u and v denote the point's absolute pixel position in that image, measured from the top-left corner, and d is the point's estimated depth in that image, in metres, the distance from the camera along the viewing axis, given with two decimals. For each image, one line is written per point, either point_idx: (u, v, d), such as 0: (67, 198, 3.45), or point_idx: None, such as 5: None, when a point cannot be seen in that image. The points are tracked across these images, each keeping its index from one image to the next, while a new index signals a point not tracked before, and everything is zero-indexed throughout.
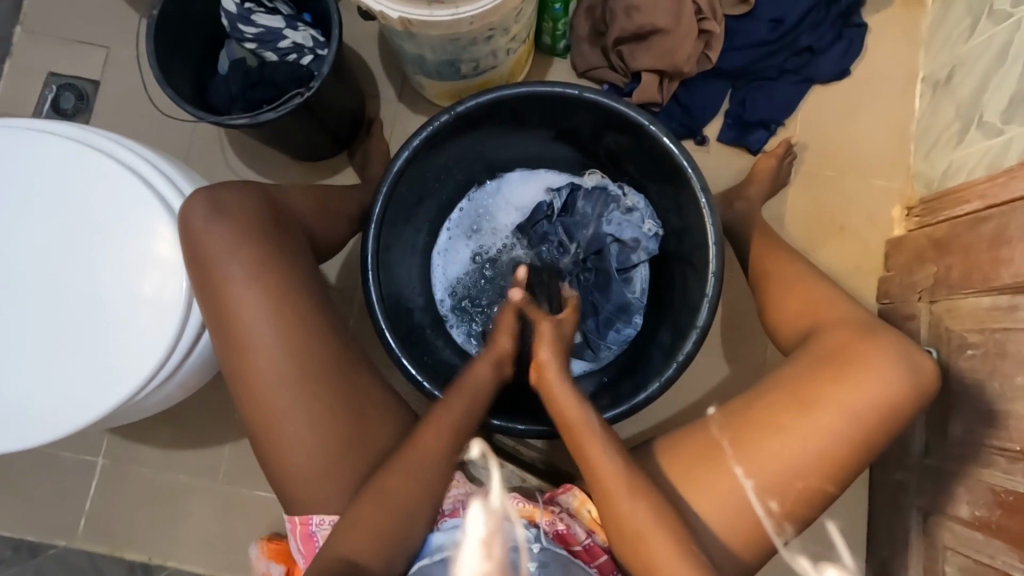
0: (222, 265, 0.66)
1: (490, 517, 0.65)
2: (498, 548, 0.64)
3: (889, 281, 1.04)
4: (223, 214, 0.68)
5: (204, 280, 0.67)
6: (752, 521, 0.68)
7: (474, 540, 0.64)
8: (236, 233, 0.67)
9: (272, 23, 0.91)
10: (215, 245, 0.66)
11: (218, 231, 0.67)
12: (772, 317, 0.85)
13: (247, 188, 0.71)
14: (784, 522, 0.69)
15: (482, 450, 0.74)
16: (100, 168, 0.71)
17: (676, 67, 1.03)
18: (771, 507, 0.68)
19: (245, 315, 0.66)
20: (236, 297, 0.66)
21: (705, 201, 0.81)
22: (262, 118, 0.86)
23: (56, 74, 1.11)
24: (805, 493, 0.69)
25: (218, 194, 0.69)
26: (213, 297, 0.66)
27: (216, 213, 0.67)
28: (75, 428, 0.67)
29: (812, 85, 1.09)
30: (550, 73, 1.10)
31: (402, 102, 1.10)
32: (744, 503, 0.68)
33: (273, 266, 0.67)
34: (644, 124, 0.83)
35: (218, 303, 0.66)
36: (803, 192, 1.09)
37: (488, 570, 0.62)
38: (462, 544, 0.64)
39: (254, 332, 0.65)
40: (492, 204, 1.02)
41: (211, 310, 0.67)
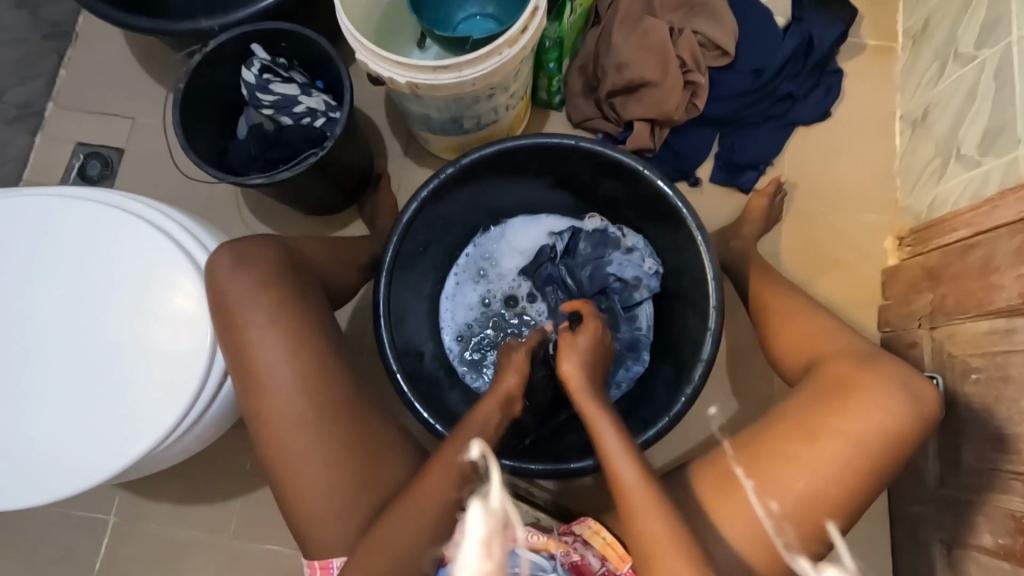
0: (242, 313, 0.69)
1: (489, 517, 0.47)
2: (500, 547, 0.47)
3: (888, 310, 1.06)
4: (246, 263, 0.71)
5: (225, 328, 0.69)
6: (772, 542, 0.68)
7: (472, 541, 0.47)
8: (256, 281, 0.70)
9: (288, 91, 0.98)
10: (236, 294, 0.69)
11: (240, 280, 0.70)
12: (775, 347, 0.87)
13: (266, 240, 0.75)
14: (802, 540, 0.69)
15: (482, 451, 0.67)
16: (129, 229, 0.75)
17: (666, 115, 1.09)
18: (771, 508, 0.69)
19: (265, 361, 0.68)
20: (255, 346, 0.68)
21: (701, 239, 0.84)
22: (279, 177, 0.92)
23: (84, 144, 1.19)
24: (826, 514, 0.69)
25: (242, 245, 0.72)
26: (235, 345, 0.69)
27: (239, 263, 0.71)
28: (96, 481, 0.68)
29: (796, 127, 1.15)
30: (548, 125, 1.18)
31: (408, 157, 1.17)
32: (760, 519, 0.69)
33: (292, 311, 0.70)
34: (638, 169, 0.88)
35: (239, 351, 0.68)
36: (796, 227, 1.13)
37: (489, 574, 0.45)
38: (458, 547, 0.47)
39: (275, 377, 0.67)
40: (497, 249, 1.07)
41: (230, 356, 0.69)
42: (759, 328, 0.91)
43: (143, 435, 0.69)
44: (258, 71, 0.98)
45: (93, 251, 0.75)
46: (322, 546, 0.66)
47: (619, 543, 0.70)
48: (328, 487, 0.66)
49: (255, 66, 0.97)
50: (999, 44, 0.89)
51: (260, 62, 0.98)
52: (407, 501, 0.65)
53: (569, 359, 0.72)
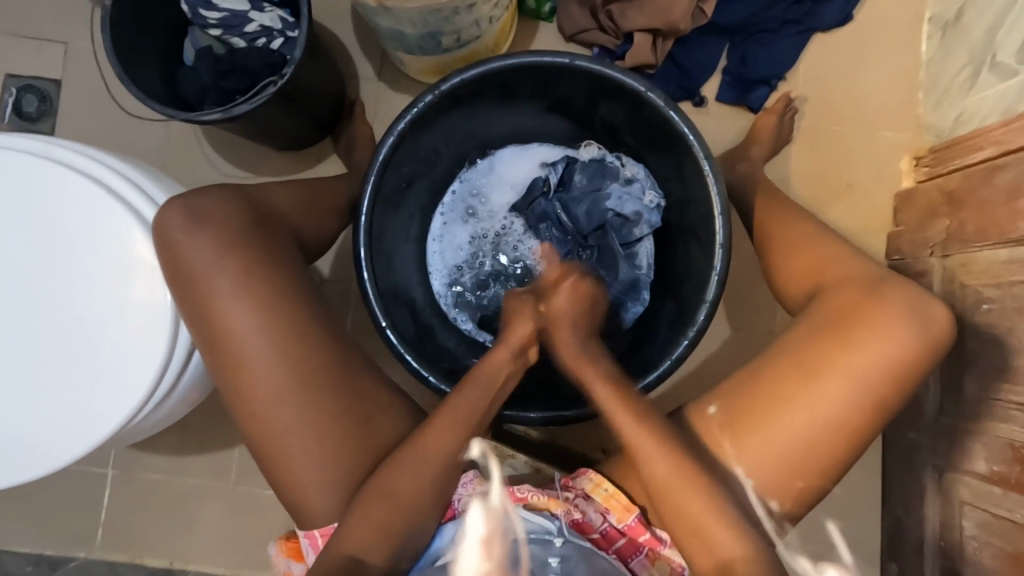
0: (205, 278, 0.63)
1: (489, 517, 0.63)
2: (498, 545, 0.62)
3: (899, 236, 1.01)
4: (203, 223, 0.64)
5: (187, 295, 0.63)
6: (761, 505, 0.67)
7: (474, 540, 0.63)
8: (217, 244, 0.64)
9: (236, 6, 0.84)
10: (196, 259, 0.63)
11: (197, 241, 0.63)
12: (778, 278, 0.81)
13: (224, 192, 0.67)
14: (784, 520, 0.68)
15: (482, 449, 0.69)
16: (67, 182, 0.66)
17: (671, 24, 0.97)
18: (771, 506, 0.67)
19: (234, 330, 0.63)
20: (223, 312, 0.63)
21: (708, 168, 0.77)
22: (236, 111, 0.81)
23: (14, 74, 1.04)
24: (805, 494, 0.67)
25: (194, 202, 0.65)
26: (200, 312, 0.63)
27: (194, 222, 0.64)
28: (71, 458, 0.65)
29: (813, 34, 1.04)
30: (537, 40, 1.04)
31: (383, 81, 1.05)
32: (745, 502, 0.66)
33: (259, 273, 0.64)
34: (641, 91, 0.78)
35: (205, 318, 0.63)
36: (807, 149, 1.04)
37: (488, 570, 0.60)
38: (462, 543, 0.63)
39: (249, 348, 0.63)
40: (485, 184, 0.98)
41: (195, 325, 0.64)
42: (762, 258, 0.85)
43: (115, 410, 0.65)
44: None
45: (30, 211, 0.67)
46: (318, 514, 0.65)
47: (621, 492, 0.69)
48: (318, 456, 0.64)
49: None
50: None
51: None
52: (406, 464, 0.64)
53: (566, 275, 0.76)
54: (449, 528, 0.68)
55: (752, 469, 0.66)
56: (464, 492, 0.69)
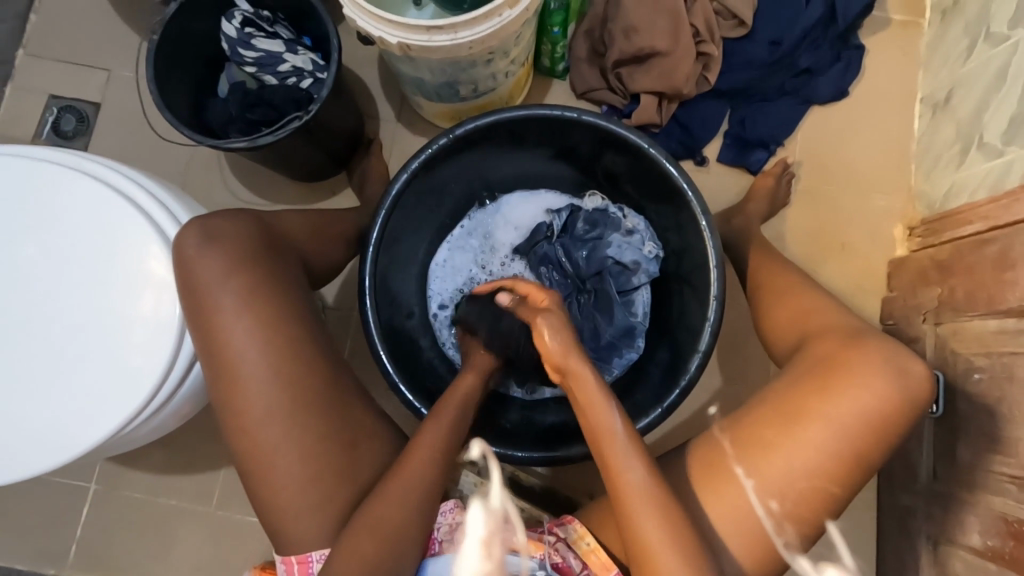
0: (214, 292, 0.65)
1: (489, 517, 0.58)
2: (498, 548, 0.58)
3: (892, 301, 1.03)
4: (217, 241, 0.66)
5: (196, 307, 0.65)
6: (751, 521, 0.65)
7: (473, 540, 0.58)
8: (230, 261, 0.66)
9: (272, 48, 0.91)
10: (208, 273, 0.65)
11: (210, 257, 0.66)
12: (765, 326, 0.82)
13: (241, 214, 0.70)
14: (785, 522, 0.65)
15: (482, 450, 0.61)
16: (93, 195, 0.70)
17: (675, 88, 1.03)
18: (770, 507, 0.65)
19: (237, 344, 0.64)
20: (228, 327, 0.64)
21: (705, 223, 0.80)
22: (262, 141, 0.86)
23: (57, 96, 1.11)
24: (807, 496, 0.65)
25: (213, 222, 0.68)
26: (205, 326, 0.65)
27: (210, 240, 0.66)
28: (60, 461, 0.66)
29: (811, 105, 1.10)
30: (550, 95, 1.11)
31: (401, 123, 1.11)
32: (742, 503, 0.65)
33: (267, 291, 0.66)
34: (643, 146, 0.83)
35: (209, 332, 0.65)
36: (803, 211, 1.08)
37: (488, 572, 0.56)
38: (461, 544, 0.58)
39: (247, 364, 0.64)
40: (493, 222, 1.03)
41: (199, 339, 0.65)
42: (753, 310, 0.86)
43: (109, 416, 0.66)
44: (239, 24, 0.90)
45: (56, 218, 0.70)
46: (296, 538, 0.64)
47: (602, 550, 0.69)
48: (302, 478, 0.64)
49: (237, 18, 0.90)
50: None
51: (242, 14, 0.90)
52: (393, 492, 0.63)
53: (553, 337, 0.69)
54: (431, 564, 0.65)
55: (747, 475, 0.66)
56: (444, 521, 0.69)
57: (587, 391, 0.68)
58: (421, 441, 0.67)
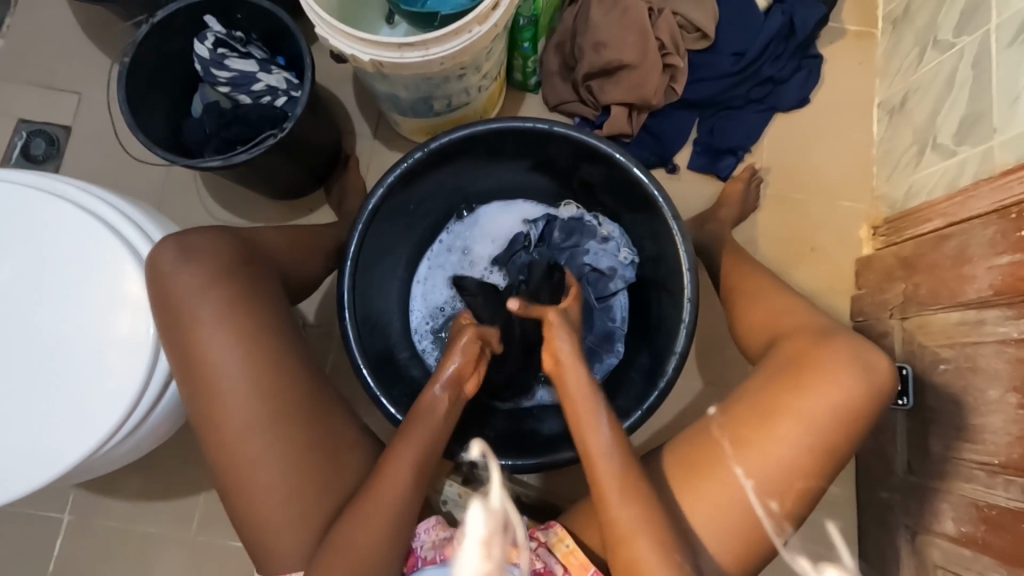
0: (190, 310, 0.64)
1: (489, 517, 0.62)
2: (497, 548, 0.61)
3: (861, 299, 1.06)
4: (193, 258, 0.66)
5: (173, 325, 0.65)
6: (752, 522, 0.66)
7: (474, 540, 0.60)
8: (206, 277, 0.66)
9: (246, 68, 0.92)
10: (184, 290, 0.65)
11: (185, 273, 0.65)
12: (739, 327, 0.84)
13: (217, 230, 0.70)
14: (784, 522, 0.67)
15: (481, 449, 0.71)
16: (64, 215, 0.69)
17: (644, 99, 1.06)
18: (771, 507, 0.66)
19: (215, 361, 0.64)
20: (204, 344, 0.64)
21: (677, 228, 0.83)
22: (236, 159, 0.86)
23: (26, 120, 1.10)
24: (803, 495, 0.67)
25: (188, 239, 0.67)
26: (183, 345, 0.64)
27: (185, 257, 0.66)
28: (31, 486, 0.64)
29: (775, 113, 1.14)
30: (523, 108, 1.13)
31: (377, 139, 1.12)
32: (743, 504, 0.66)
33: (244, 307, 0.66)
34: (614, 155, 0.85)
35: (186, 350, 0.64)
36: (772, 214, 1.12)
37: (489, 570, 0.58)
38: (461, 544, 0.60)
39: (225, 381, 0.63)
40: (471, 236, 1.04)
41: (176, 356, 0.65)
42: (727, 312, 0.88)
43: (82, 439, 0.65)
44: (212, 45, 0.91)
45: (25, 239, 0.69)
46: (277, 555, 0.63)
47: (580, 549, 0.69)
48: (283, 494, 0.63)
49: (209, 39, 0.91)
50: (979, 31, 0.88)
51: (214, 35, 0.91)
52: (376, 504, 0.63)
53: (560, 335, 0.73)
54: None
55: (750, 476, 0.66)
56: (426, 537, 0.70)
57: (577, 390, 0.71)
58: (404, 453, 0.66)
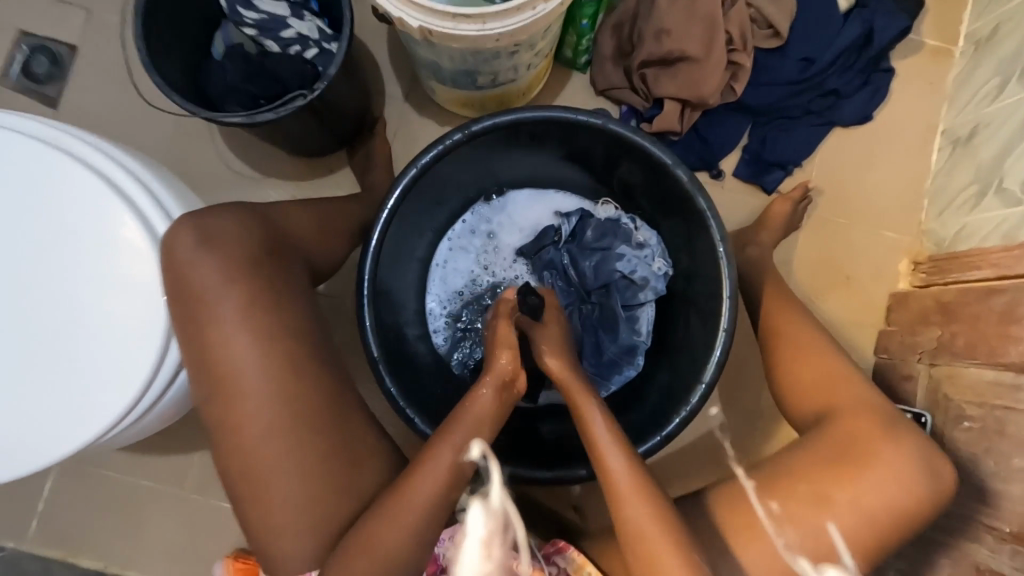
0: (210, 301, 0.61)
1: (489, 518, 0.51)
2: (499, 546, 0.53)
3: (889, 335, 1.03)
4: (213, 246, 0.62)
5: (187, 317, 0.61)
6: None
7: (473, 539, 0.52)
8: (226, 270, 0.61)
9: (276, 11, 0.83)
10: (203, 279, 0.61)
11: (204, 264, 0.61)
12: (780, 381, 0.80)
13: (238, 213, 0.65)
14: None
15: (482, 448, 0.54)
16: (72, 176, 0.63)
17: (701, 98, 0.98)
18: (770, 507, 0.67)
19: (232, 359, 0.60)
20: (223, 342, 0.60)
21: (722, 253, 0.78)
22: (260, 118, 0.78)
23: (28, 33, 1.01)
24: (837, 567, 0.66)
25: (207, 220, 0.63)
26: (199, 338, 0.61)
27: (205, 244, 0.61)
28: (31, 467, 0.61)
29: (833, 127, 1.06)
30: (568, 88, 1.05)
31: (409, 103, 1.04)
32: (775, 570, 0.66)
33: (264, 303, 0.62)
34: (666, 163, 0.79)
35: (203, 344, 0.60)
36: (811, 236, 1.07)
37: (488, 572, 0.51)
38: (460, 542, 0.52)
39: (243, 380, 0.60)
40: (499, 221, 0.99)
41: (191, 350, 0.61)
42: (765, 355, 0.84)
43: (87, 423, 0.61)
44: None
45: (31, 197, 0.63)
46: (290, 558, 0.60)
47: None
48: (297, 501, 0.60)
49: None
50: None
51: None
52: (396, 514, 0.59)
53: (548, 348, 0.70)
54: None
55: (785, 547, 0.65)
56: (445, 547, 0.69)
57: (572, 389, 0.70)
58: (425, 463, 0.62)
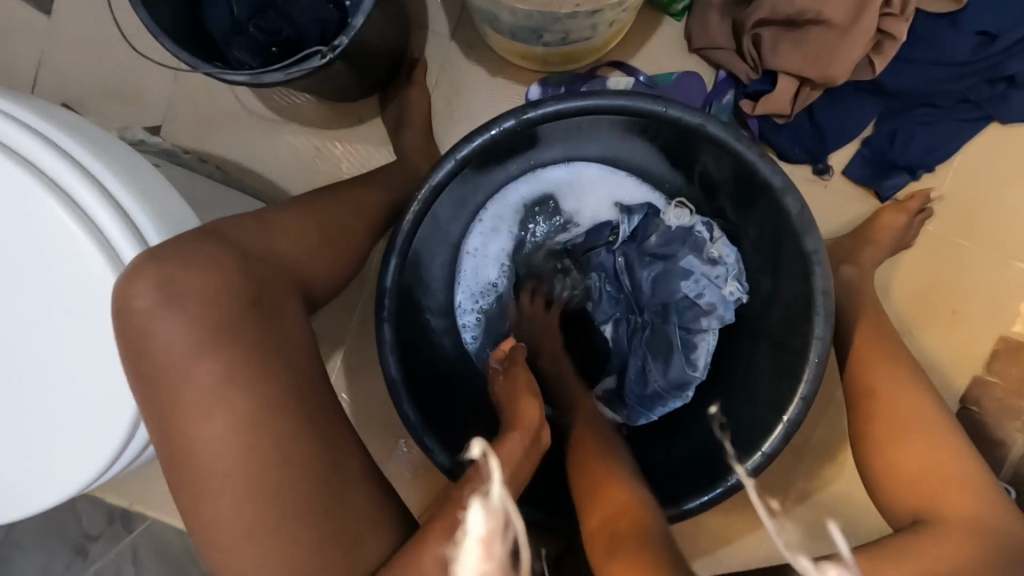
0: (178, 368, 0.50)
1: (489, 515, 0.45)
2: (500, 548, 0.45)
3: (987, 389, 0.86)
4: (179, 297, 0.50)
5: (152, 391, 0.50)
6: None
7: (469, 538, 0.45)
8: (194, 329, 0.50)
9: None
10: (169, 343, 0.50)
11: (174, 322, 0.50)
12: (878, 456, 0.68)
13: (208, 245, 0.53)
14: None
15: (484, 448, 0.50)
16: (25, 184, 0.51)
17: (827, 79, 0.76)
18: None
19: (201, 442, 0.49)
20: (192, 419, 0.50)
21: (820, 306, 0.63)
22: (267, 80, 0.62)
23: None
24: None
25: (170, 264, 0.51)
26: (165, 413, 0.50)
27: (170, 293, 0.50)
28: (24, 512, 0.57)
29: (989, 123, 0.83)
30: (655, 40, 0.83)
31: (455, 43, 0.85)
32: None
33: (242, 365, 0.50)
34: (769, 181, 0.63)
35: (168, 419, 0.50)
36: (922, 256, 0.87)
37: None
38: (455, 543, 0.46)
39: (216, 465, 0.49)
40: (546, 209, 0.83)
41: (157, 431, 0.51)
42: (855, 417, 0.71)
43: (71, 474, 0.55)
44: None
45: None
46: None
47: None
48: None
49: None
50: None
51: None
52: None
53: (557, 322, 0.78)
54: None
55: None
56: None
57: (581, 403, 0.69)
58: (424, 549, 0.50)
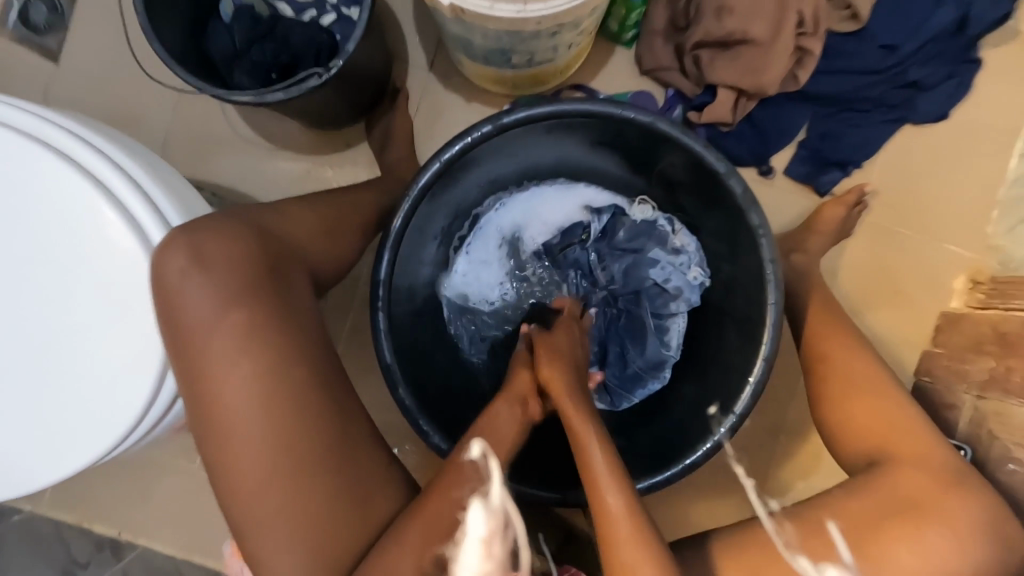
0: (206, 332, 0.57)
1: (490, 517, 0.49)
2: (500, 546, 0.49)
3: (933, 358, 0.94)
4: (207, 269, 0.58)
5: (182, 352, 0.57)
6: None
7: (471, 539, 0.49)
8: (219, 298, 0.58)
9: None
10: (198, 310, 0.57)
11: (199, 293, 0.57)
12: (834, 410, 0.76)
13: (232, 226, 0.60)
14: None
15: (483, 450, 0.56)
16: (70, 181, 0.60)
17: (761, 87, 0.88)
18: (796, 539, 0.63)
19: (227, 395, 0.56)
20: (218, 376, 0.56)
21: (772, 275, 0.70)
22: (269, 98, 0.70)
23: None
24: None
25: (199, 242, 0.58)
26: (193, 372, 0.57)
27: (199, 267, 0.57)
28: (51, 477, 0.63)
29: (903, 124, 0.95)
30: (610, 64, 0.95)
31: (433, 73, 0.95)
32: None
33: (264, 329, 0.58)
34: (717, 169, 0.71)
35: (196, 376, 0.57)
36: (862, 243, 0.97)
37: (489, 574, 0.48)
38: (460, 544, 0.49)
39: (239, 418, 0.56)
40: (522, 214, 0.90)
41: (186, 385, 0.58)
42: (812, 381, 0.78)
43: (97, 437, 0.61)
44: None
45: (32, 201, 0.61)
46: None
47: None
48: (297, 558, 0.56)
49: None
50: None
51: None
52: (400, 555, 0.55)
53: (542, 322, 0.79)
54: None
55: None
56: None
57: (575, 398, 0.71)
58: (429, 503, 0.56)
